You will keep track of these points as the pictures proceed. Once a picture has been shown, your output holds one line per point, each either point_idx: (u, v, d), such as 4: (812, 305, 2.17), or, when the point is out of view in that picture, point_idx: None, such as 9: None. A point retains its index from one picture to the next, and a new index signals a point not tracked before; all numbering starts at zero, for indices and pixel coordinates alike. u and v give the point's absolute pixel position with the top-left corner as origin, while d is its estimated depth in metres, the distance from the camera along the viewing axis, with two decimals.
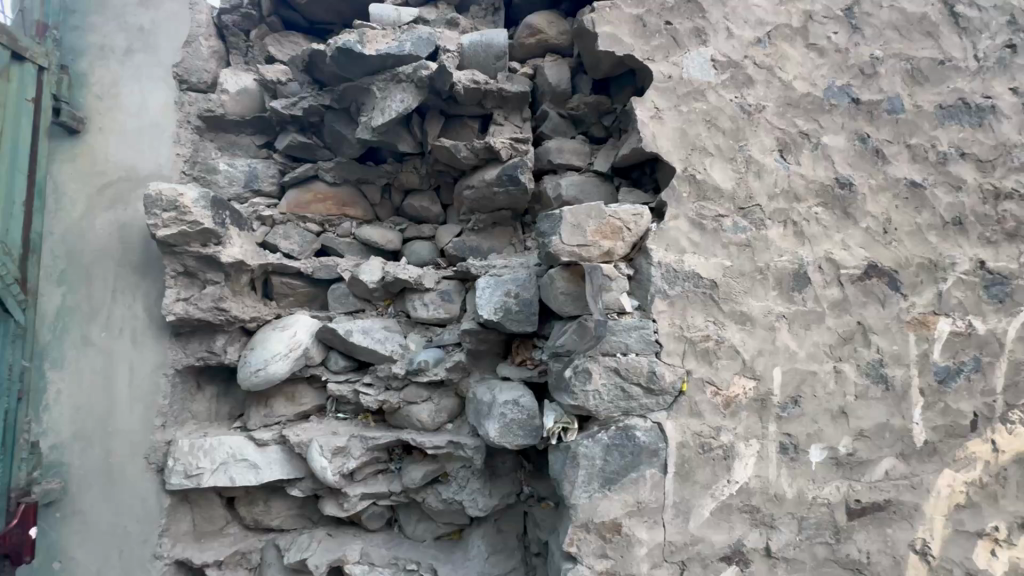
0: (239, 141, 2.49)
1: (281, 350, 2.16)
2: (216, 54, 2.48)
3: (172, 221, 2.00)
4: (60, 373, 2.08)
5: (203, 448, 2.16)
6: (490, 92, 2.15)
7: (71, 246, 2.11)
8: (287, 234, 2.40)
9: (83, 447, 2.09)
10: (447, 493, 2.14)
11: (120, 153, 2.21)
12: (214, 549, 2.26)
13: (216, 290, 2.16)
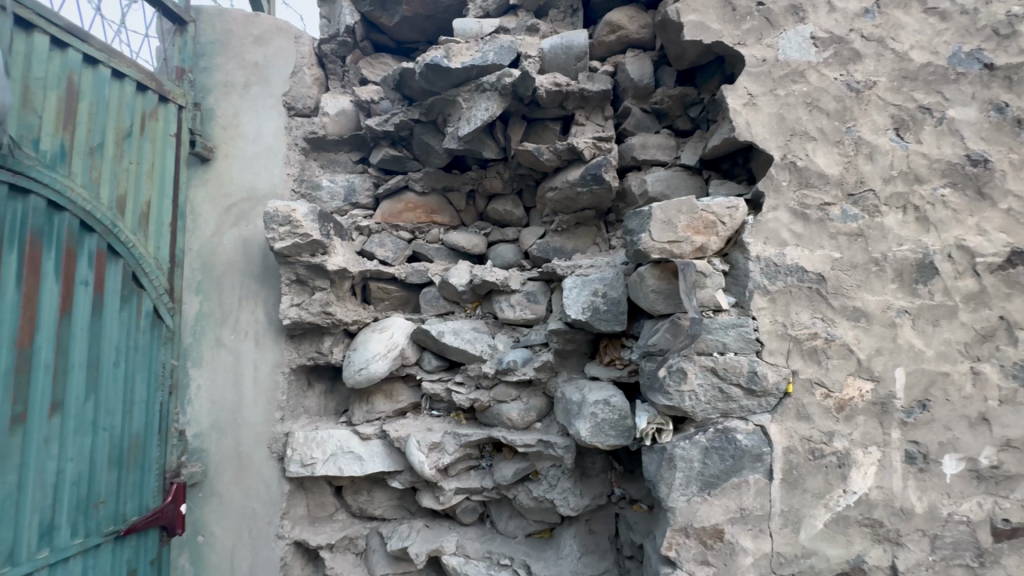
0: (338, 158, 2.73)
1: (381, 350, 2.31)
2: (317, 81, 2.73)
3: (286, 234, 2.21)
4: (199, 371, 2.35)
5: (316, 440, 2.37)
6: (572, 93, 2.16)
7: (206, 259, 2.40)
8: (383, 242, 2.57)
9: (219, 437, 2.36)
10: (538, 491, 2.18)
11: (240, 176, 2.49)
12: (326, 533, 2.47)
13: (324, 295, 2.36)
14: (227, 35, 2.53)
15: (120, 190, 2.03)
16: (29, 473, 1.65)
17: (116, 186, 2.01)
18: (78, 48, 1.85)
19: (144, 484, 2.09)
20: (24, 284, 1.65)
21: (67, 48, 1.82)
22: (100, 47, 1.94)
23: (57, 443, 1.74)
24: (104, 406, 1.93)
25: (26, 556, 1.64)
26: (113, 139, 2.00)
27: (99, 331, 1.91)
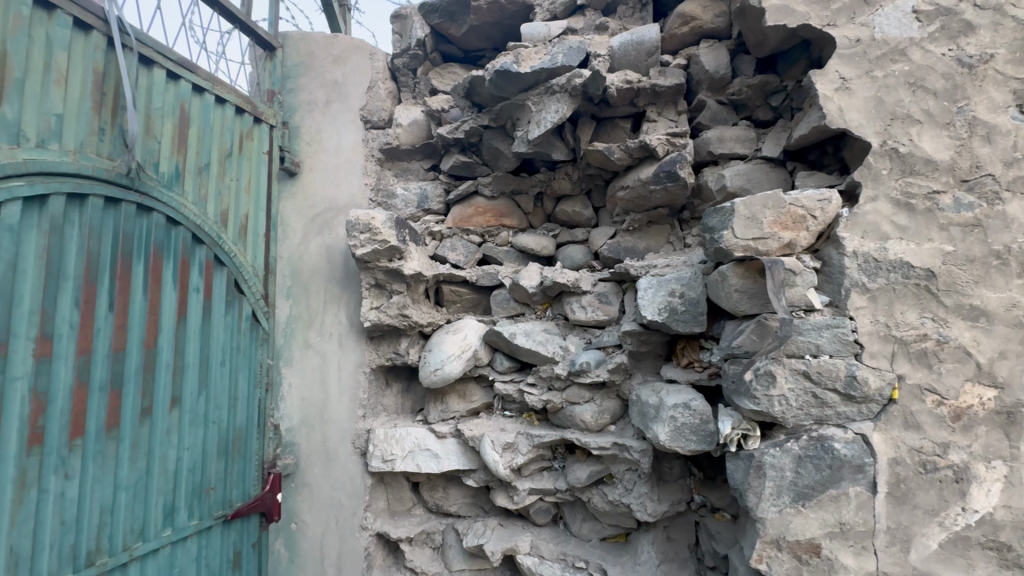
0: (411, 167, 2.85)
1: (455, 351, 2.38)
2: (391, 94, 2.85)
3: (367, 241, 2.33)
4: (291, 369, 2.54)
5: (395, 437, 2.47)
6: (643, 90, 2.12)
7: (294, 266, 2.58)
8: (454, 246, 2.65)
9: (308, 432, 2.52)
10: (613, 495, 2.15)
11: (323, 188, 2.65)
12: (405, 526, 2.56)
13: (401, 298, 2.46)
14: (310, 57, 2.71)
15: (223, 205, 2.23)
16: (156, 460, 1.86)
17: (220, 201, 2.21)
18: (189, 79, 2.06)
19: (247, 473, 2.29)
20: (149, 291, 1.86)
21: (180, 79, 2.03)
22: (206, 76, 2.15)
23: (177, 434, 1.95)
24: (214, 401, 2.13)
25: (154, 534, 1.85)
26: (217, 159, 2.21)
27: (208, 333, 2.11)
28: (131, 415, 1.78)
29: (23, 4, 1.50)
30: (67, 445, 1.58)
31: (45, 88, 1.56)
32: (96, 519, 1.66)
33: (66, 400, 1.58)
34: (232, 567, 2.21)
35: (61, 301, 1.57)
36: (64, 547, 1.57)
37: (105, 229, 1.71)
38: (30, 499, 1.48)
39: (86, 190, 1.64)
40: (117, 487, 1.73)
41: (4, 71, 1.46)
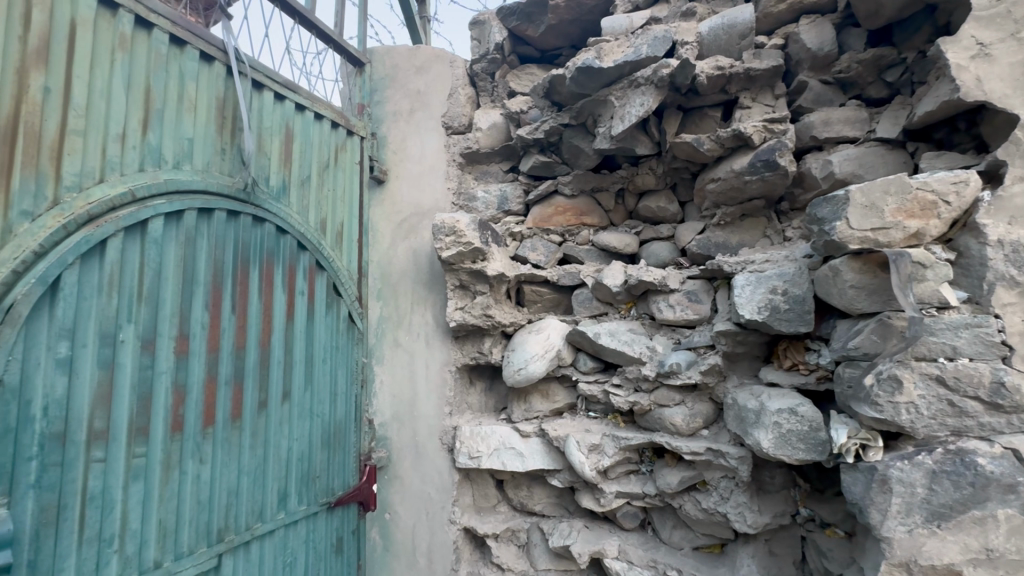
0: (490, 169, 2.87)
1: (539, 351, 2.38)
2: (470, 99, 2.90)
3: (451, 244, 2.39)
4: (382, 367, 2.68)
5: (481, 435, 2.51)
6: (736, 75, 2.03)
7: (384, 269, 2.72)
8: (535, 246, 2.65)
9: (399, 426, 2.64)
10: (708, 503, 2.06)
11: (409, 194, 2.76)
12: (492, 522, 2.59)
13: (484, 299, 2.50)
14: (394, 70, 2.83)
15: (322, 213, 2.40)
16: (271, 449, 2.04)
17: (319, 210, 2.38)
18: (293, 99, 2.24)
19: (346, 463, 2.45)
20: (263, 294, 2.04)
21: (285, 99, 2.21)
22: (306, 95, 2.33)
23: (288, 426, 2.13)
24: (318, 396, 2.30)
25: (271, 516, 2.03)
26: (317, 171, 2.38)
27: (312, 333, 2.28)
28: (251, 407, 1.96)
29: (161, 43, 1.71)
30: (201, 433, 1.77)
31: (179, 115, 1.76)
32: (225, 500, 1.85)
33: (199, 393, 1.77)
34: (335, 550, 2.38)
35: (194, 305, 1.77)
36: (200, 523, 1.76)
37: (228, 239, 1.90)
38: (173, 479, 1.68)
39: (212, 204, 1.83)
40: (241, 471, 1.92)
41: (148, 104, 1.66)
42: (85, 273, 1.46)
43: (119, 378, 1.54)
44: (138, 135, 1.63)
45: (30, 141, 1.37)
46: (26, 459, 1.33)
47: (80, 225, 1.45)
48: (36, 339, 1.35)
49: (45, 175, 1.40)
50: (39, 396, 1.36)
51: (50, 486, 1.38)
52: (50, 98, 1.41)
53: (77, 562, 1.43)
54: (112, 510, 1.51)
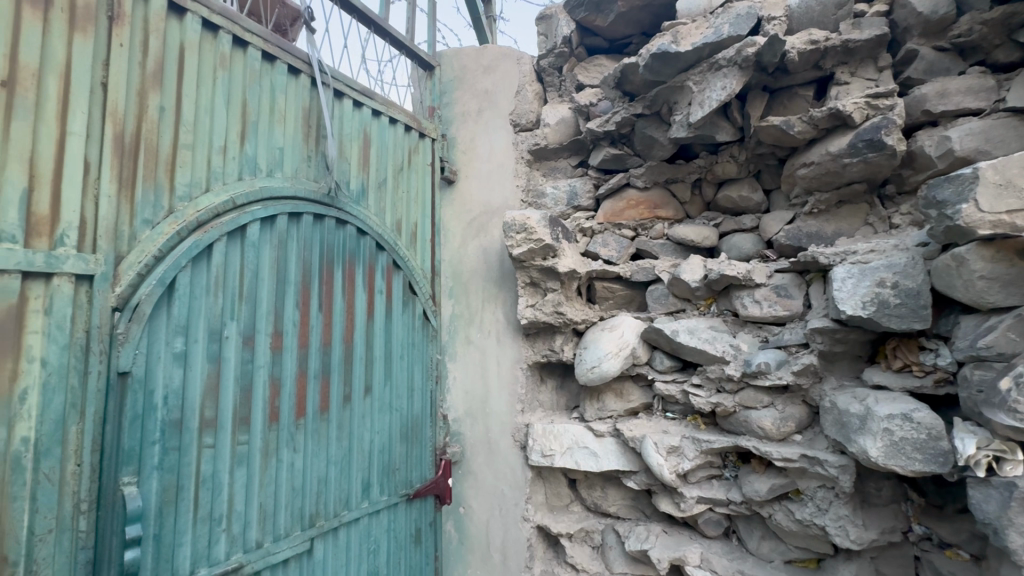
0: (559, 165, 2.82)
1: (613, 349, 2.32)
2: (537, 95, 2.86)
3: (522, 241, 2.38)
4: (455, 363, 2.73)
5: (554, 433, 2.48)
6: (832, 49, 1.94)
7: (456, 268, 2.76)
8: (606, 242, 2.58)
9: (472, 422, 2.67)
10: (802, 514, 1.92)
11: (478, 193, 2.78)
12: (565, 522, 2.55)
13: (556, 296, 2.48)
14: (463, 71, 2.87)
15: (398, 214, 2.49)
16: (355, 440, 2.14)
17: (395, 212, 2.47)
18: (370, 105, 2.33)
19: (423, 457, 2.52)
20: (346, 292, 2.14)
21: (363, 106, 2.31)
22: (381, 101, 2.41)
23: (370, 419, 2.22)
24: (396, 391, 2.38)
25: (356, 505, 2.13)
26: (392, 174, 2.46)
27: (390, 330, 2.37)
28: (337, 400, 2.07)
29: (255, 59, 1.83)
30: (294, 423, 1.89)
31: (271, 126, 1.89)
32: (316, 487, 1.96)
33: (293, 386, 1.89)
34: (414, 541, 2.45)
35: (287, 303, 1.89)
36: (295, 508, 1.88)
37: (314, 241, 2.01)
38: (271, 466, 1.80)
39: (301, 209, 1.95)
40: (329, 461, 2.02)
41: (245, 117, 1.79)
42: (196, 274, 1.60)
43: (224, 371, 1.67)
44: (237, 146, 1.76)
45: (151, 156, 1.52)
46: (151, 443, 1.48)
47: (191, 231, 1.59)
48: (157, 334, 1.50)
49: (161, 187, 1.55)
50: (160, 386, 1.51)
51: (170, 468, 1.53)
52: (164, 116, 1.56)
53: (192, 538, 1.58)
54: (221, 492, 1.65)
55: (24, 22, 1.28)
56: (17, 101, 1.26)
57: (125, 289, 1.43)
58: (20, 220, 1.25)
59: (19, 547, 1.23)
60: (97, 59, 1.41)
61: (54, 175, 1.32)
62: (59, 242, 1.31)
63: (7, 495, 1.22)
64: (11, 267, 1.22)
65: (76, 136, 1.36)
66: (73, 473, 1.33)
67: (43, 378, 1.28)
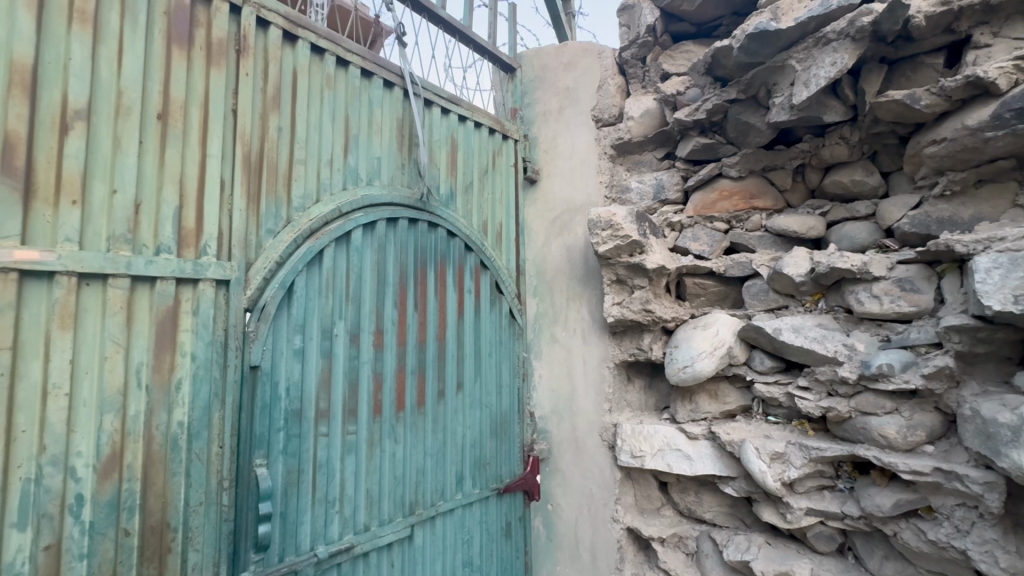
0: (643, 158, 2.70)
1: (707, 348, 2.22)
2: (620, 88, 2.77)
3: (608, 237, 2.34)
4: (541, 361, 2.75)
5: (643, 434, 2.41)
6: (968, 8, 1.73)
7: (540, 266, 2.78)
8: (696, 236, 2.48)
9: (559, 420, 2.68)
10: (935, 534, 1.74)
11: (561, 191, 2.77)
12: (657, 525, 2.47)
13: (644, 293, 2.41)
14: (544, 70, 2.88)
15: (484, 216, 2.55)
16: (449, 434, 2.24)
17: (481, 213, 2.54)
18: (456, 111, 2.42)
19: (512, 453, 2.57)
20: (439, 292, 2.24)
21: (450, 112, 2.40)
22: (467, 106, 2.49)
23: (462, 414, 2.30)
24: (486, 387, 2.45)
25: (450, 496, 2.23)
26: (479, 176, 2.53)
27: (479, 328, 2.44)
28: (432, 395, 2.17)
29: (355, 77, 1.97)
30: (394, 416, 2.01)
31: (370, 138, 2.02)
32: (415, 476, 2.07)
33: (393, 380, 2.01)
34: (504, 534, 2.51)
35: (386, 302, 2.01)
36: (397, 495, 2.00)
37: (410, 244, 2.12)
38: (376, 455, 1.93)
39: (397, 214, 2.07)
40: (426, 453, 2.13)
41: (347, 131, 1.94)
42: (310, 278, 1.76)
43: (335, 366, 1.82)
44: (341, 159, 1.91)
45: (272, 172, 1.69)
46: (277, 430, 1.65)
47: (304, 238, 1.74)
48: (279, 333, 1.67)
49: (281, 199, 1.72)
50: (283, 379, 1.67)
51: (292, 453, 1.69)
52: (282, 135, 1.73)
53: (311, 517, 1.73)
54: (334, 477, 1.80)
55: (174, 62, 1.48)
56: (169, 130, 1.46)
57: (254, 293, 1.61)
58: (174, 233, 1.45)
59: (178, 516, 1.43)
60: (228, 89, 1.60)
61: (197, 193, 1.51)
62: (202, 251, 1.51)
63: (169, 470, 1.42)
64: (168, 275, 1.42)
65: (213, 158, 1.54)
66: (217, 453, 1.52)
67: (194, 370, 1.48)
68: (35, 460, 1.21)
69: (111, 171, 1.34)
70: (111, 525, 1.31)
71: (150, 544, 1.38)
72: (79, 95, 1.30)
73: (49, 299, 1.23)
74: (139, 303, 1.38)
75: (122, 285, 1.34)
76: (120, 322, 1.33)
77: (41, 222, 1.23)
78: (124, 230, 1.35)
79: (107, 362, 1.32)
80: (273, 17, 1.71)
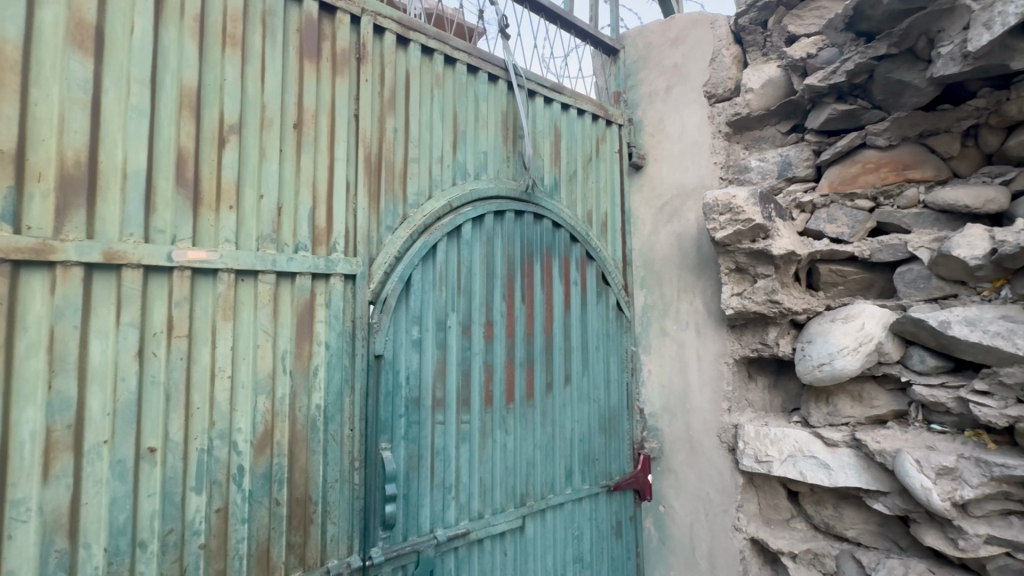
0: (765, 134, 2.44)
1: (850, 343, 1.95)
2: (736, 59, 2.52)
3: (728, 222, 2.16)
4: (650, 356, 2.61)
5: (770, 437, 2.19)
6: None
7: (647, 256, 2.64)
8: (833, 217, 2.19)
9: (671, 419, 2.53)
10: None
11: (670, 175, 2.60)
12: (788, 538, 2.23)
13: (769, 282, 2.18)
14: (649, 49, 2.71)
15: (588, 205, 2.48)
16: (558, 428, 2.21)
17: (586, 203, 2.47)
18: (559, 100, 2.38)
19: (622, 450, 2.49)
20: (545, 284, 2.22)
21: (553, 102, 2.36)
22: (570, 94, 2.43)
23: (571, 408, 2.27)
24: (594, 382, 2.39)
25: (560, 489, 2.21)
26: (583, 165, 2.47)
27: (586, 320, 2.38)
28: (541, 387, 2.16)
29: (461, 74, 2.01)
30: (505, 407, 2.03)
31: (476, 133, 2.05)
32: (525, 468, 2.08)
33: (503, 372, 2.03)
34: (615, 533, 2.44)
35: (495, 294, 2.03)
36: (508, 486, 2.03)
37: (516, 236, 2.12)
38: (488, 445, 1.97)
39: (504, 207, 2.08)
40: (536, 445, 2.13)
41: (456, 127, 1.98)
42: (425, 272, 1.83)
43: (449, 357, 1.88)
44: (451, 155, 1.96)
45: (390, 171, 1.78)
46: (399, 416, 1.74)
47: (419, 233, 1.82)
48: (400, 324, 1.76)
49: (398, 197, 1.80)
50: (404, 367, 1.76)
51: (413, 438, 1.77)
52: (398, 136, 1.81)
53: (430, 501, 1.81)
54: (450, 463, 1.86)
55: (306, 75, 1.61)
56: (304, 138, 1.59)
57: (377, 286, 1.71)
58: (309, 233, 1.58)
59: (318, 490, 1.57)
60: (350, 95, 1.70)
61: (327, 194, 1.63)
62: (333, 248, 1.63)
63: (310, 448, 1.56)
64: (305, 270, 1.56)
65: (340, 161, 1.66)
66: (349, 435, 1.64)
67: (328, 358, 1.61)
68: (207, 433, 1.38)
69: (259, 178, 1.49)
70: (266, 494, 1.47)
71: (296, 515, 1.53)
72: (232, 112, 1.46)
73: (214, 294, 1.40)
74: (283, 296, 1.53)
75: (269, 280, 1.49)
76: (268, 314, 1.49)
77: (207, 226, 1.40)
78: (269, 230, 1.50)
79: (259, 349, 1.47)
80: (388, 23, 1.79)
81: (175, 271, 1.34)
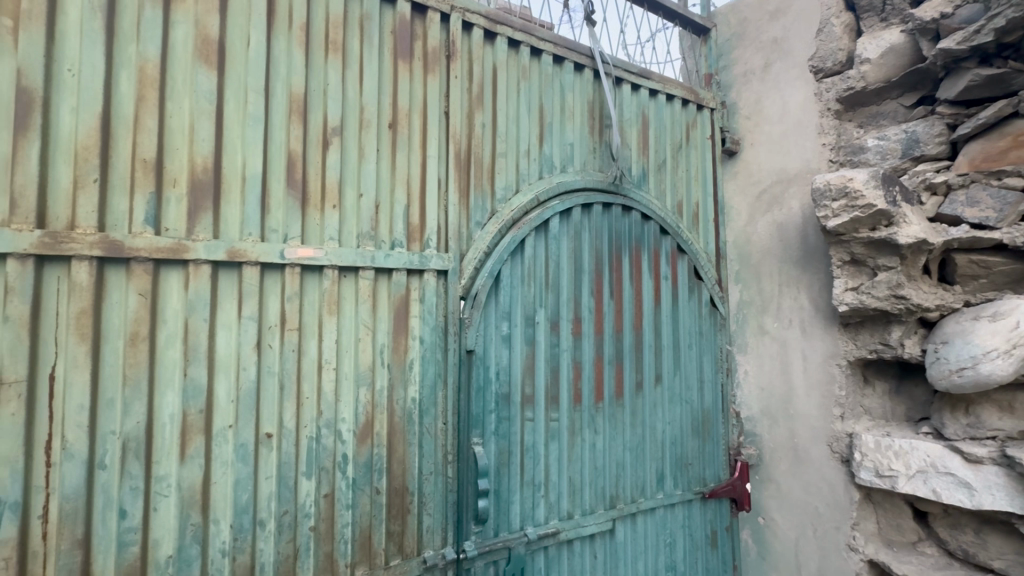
0: (885, 109, 2.18)
1: (1000, 345, 1.70)
2: (848, 27, 2.26)
3: (843, 209, 1.95)
4: (747, 357, 2.42)
5: (894, 449, 1.95)
6: None
7: (743, 249, 2.45)
8: (974, 200, 1.91)
9: (771, 424, 2.34)
10: None
11: (769, 160, 2.39)
12: (915, 564, 1.97)
13: (893, 276, 1.94)
14: (743, 25, 2.51)
15: (678, 196, 2.35)
16: (649, 429, 2.12)
17: (676, 192, 2.34)
18: (647, 86, 2.27)
19: (717, 455, 2.34)
20: (633, 278, 2.13)
21: (641, 88, 2.26)
22: (658, 79, 2.31)
23: (662, 409, 2.16)
24: (686, 382, 2.26)
25: (651, 494, 2.11)
26: (672, 153, 2.34)
27: (677, 317, 2.26)
28: (630, 386, 2.08)
29: (547, 65, 1.97)
30: (594, 406, 1.97)
31: (563, 124, 2.00)
32: (615, 469, 2.01)
33: (592, 369, 1.97)
34: (710, 543, 2.30)
35: (583, 289, 1.97)
36: (598, 487, 1.97)
37: (604, 229, 2.05)
38: (577, 444, 1.92)
39: (592, 199, 2.02)
40: (626, 446, 2.05)
41: (542, 120, 1.95)
42: (514, 267, 1.81)
43: (537, 353, 1.85)
44: (537, 149, 1.92)
45: (479, 167, 1.78)
46: (489, 412, 1.74)
47: (507, 228, 1.80)
48: (489, 320, 1.75)
49: (486, 193, 1.80)
50: (494, 363, 1.75)
51: (503, 434, 1.76)
52: (486, 131, 1.81)
53: (520, 498, 1.79)
54: (539, 461, 1.83)
55: (400, 76, 1.64)
56: (398, 137, 1.63)
57: (468, 281, 1.72)
58: (404, 229, 1.61)
59: (414, 482, 1.60)
60: (441, 93, 1.72)
61: (421, 191, 1.66)
62: (426, 245, 1.65)
63: (407, 440, 1.60)
64: (401, 266, 1.59)
65: (433, 159, 1.68)
66: (442, 429, 1.66)
67: (422, 352, 1.63)
68: (316, 422, 1.46)
69: (359, 178, 1.55)
70: (368, 483, 1.53)
71: (395, 504, 1.57)
72: (335, 115, 1.52)
73: (320, 290, 1.47)
74: (381, 292, 1.57)
75: (369, 276, 1.54)
76: (367, 309, 1.54)
77: (313, 225, 1.47)
78: (368, 228, 1.56)
79: (360, 343, 1.53)
80: (476, 19, 1.79)
81: (287, 268, 1.42)
